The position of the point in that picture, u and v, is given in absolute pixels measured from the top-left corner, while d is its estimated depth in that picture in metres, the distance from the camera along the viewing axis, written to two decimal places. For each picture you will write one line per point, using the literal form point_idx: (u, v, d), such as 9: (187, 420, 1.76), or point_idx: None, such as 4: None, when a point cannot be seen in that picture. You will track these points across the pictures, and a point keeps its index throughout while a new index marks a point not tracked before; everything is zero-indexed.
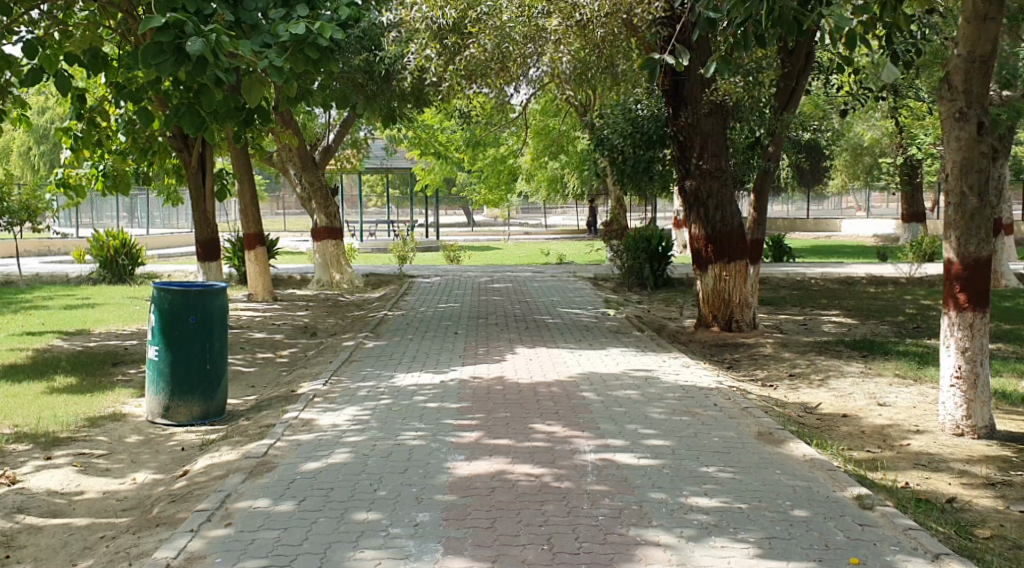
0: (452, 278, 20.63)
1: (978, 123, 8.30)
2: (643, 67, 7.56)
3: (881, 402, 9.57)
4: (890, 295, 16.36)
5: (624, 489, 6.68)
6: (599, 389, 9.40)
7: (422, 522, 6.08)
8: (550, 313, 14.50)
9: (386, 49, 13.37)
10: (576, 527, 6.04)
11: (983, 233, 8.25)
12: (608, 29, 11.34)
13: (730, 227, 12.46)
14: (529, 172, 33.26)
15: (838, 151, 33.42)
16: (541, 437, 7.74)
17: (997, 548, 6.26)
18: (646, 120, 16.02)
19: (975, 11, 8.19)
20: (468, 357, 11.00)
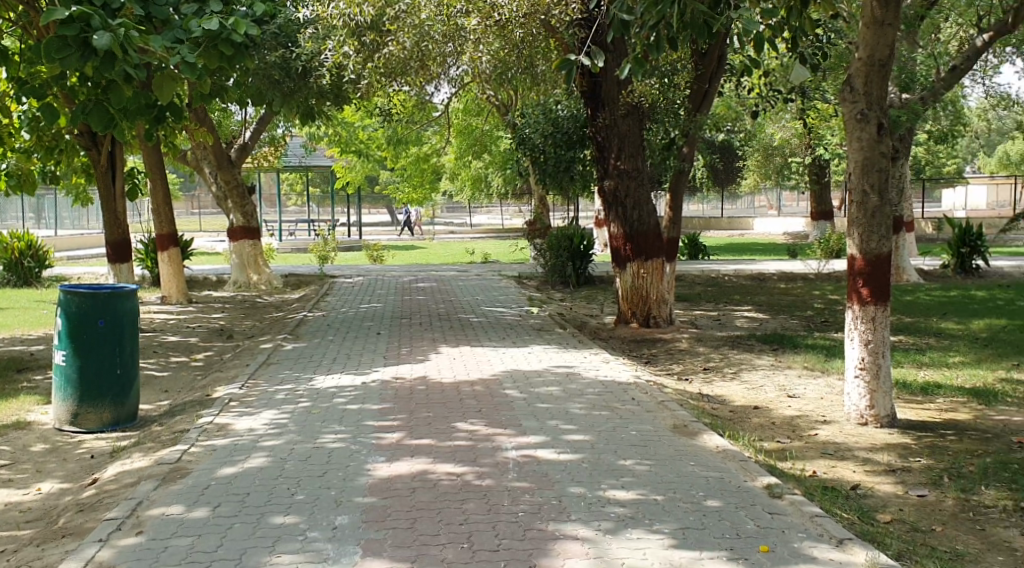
0: (373, 278, 20.55)
1: (878, 125, 8.65)
2: (559, 68, 7.68)
3: (791, 394, 9.89)
4: (799, 291, 16.79)
5: (544, 485, 6.84)
6: (522, 386, 9.55)
7: (340, 525, 6.15)
8: (474, 313, 14.58)
9: (303, 46, 13.26)
10: (496, 524, 6.17)
11: (885, 230, 8.65)
12: (527, 29, 11.31)
13: (647, 226, 12.56)
14: (451, 172, 33.34)
15: (750, 151, 34.02)
16: (462, 436, 7.85)
17: (897, 532, 6.58)
18: (567, 120, 16.07)
19: (874, 16, 8.52)
20: (391, 358, 11.06)
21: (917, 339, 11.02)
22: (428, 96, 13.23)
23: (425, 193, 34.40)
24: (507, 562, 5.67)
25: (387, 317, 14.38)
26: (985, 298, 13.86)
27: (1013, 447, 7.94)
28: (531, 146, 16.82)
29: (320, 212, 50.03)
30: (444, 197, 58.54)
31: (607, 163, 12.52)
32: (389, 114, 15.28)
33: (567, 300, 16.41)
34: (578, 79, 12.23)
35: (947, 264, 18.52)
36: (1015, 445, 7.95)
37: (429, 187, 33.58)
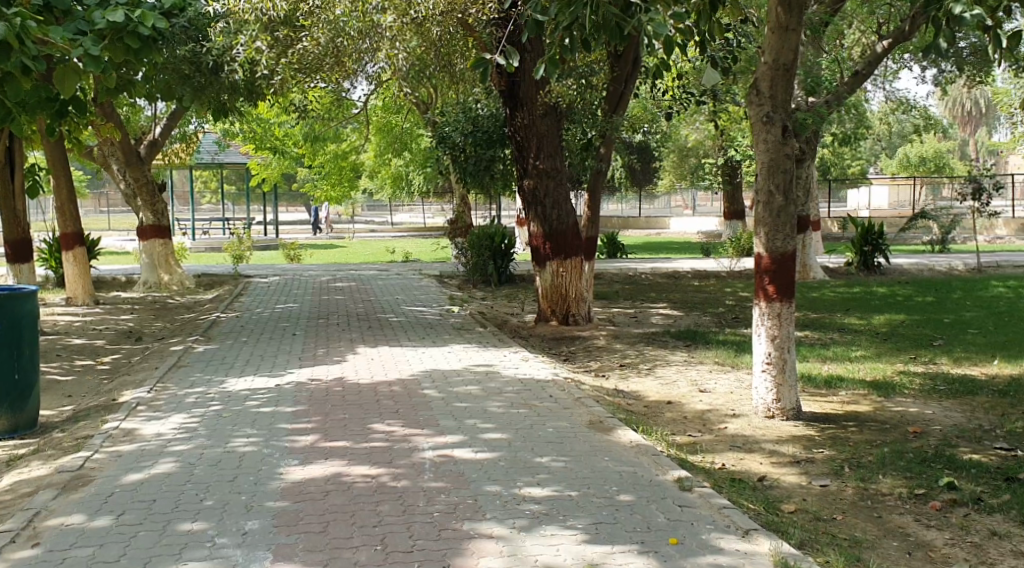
0: (290, 278, 20.47)
1: (783, 127, 8.93)
2: (473, 67, 7.65)
3: (703, 388, 10.16)
4: (712, 288, 17.16)
5: (460, 484, 6.96)
6: (440, 385, 9.66)
7: (250, 530, 6.19)
8: (393, 312, 14.65)
9: (213, 41, 13.04)
10: (410, 525, 6.28)
11: (789, 230, 8.95)
12: (444, 28, 11.51)
13: (565, 225, 12.75)
14: (371, 169, 33.27)
15: (666, 152, 34.62)
16: (379, 437, 7.94)
17: (801, 522, 6.84)
18: (486, 120, 16.25)
19: (778, 22, 8.72)
20: (307, 359, 11.08)
21: (822, 334, 11.38)
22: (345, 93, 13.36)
23: (344, 191, 34.30)
24: (420, 562, 5.79)
25: (304, 317, 14.37)
26: (887, 294, 14.36)
27: (908, 436, 8.22)
28: (451, 145, 16.91)
29: (239, 210, 49.53)
30: (364, 195, 58.41)
31: (527, 163, 12.66)
32: (306, 110, 15.24)
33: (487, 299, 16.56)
34: (496, 79, 12.32)
35: (851, 261, 19.14)
36: (910, 435, 8.23)
37: (349, 184, 33.48)
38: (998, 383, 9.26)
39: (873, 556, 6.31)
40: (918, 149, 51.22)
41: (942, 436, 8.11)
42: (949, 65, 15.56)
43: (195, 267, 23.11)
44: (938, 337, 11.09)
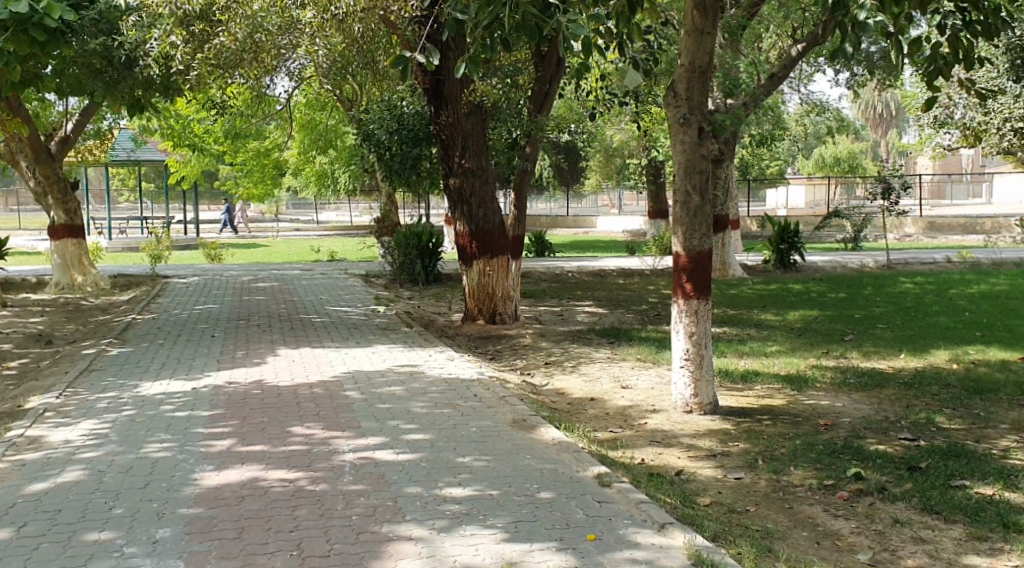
0: (210, 278, 20.28)
1: (699, 128, 9.08)
2: (393, 64, 7.21)
3: (625, 385, 10.32)
4: (636, 286, 17.41)
5: (380, 486, 7.01)
6: (363, 387, 9.69)
7: (161, 538, 6.19)
8: (316, 313, 14.64)
9: (125, 34, 12.70)
10: (328, 529, 6.32)
11: (705, 230, 9.14)
12: (365, 24, 11.24)
13: (491, 224, 12.71)
14: (295, 167, 33.03)
15: (592, 152, 34.93)
16: (298, 440, 7.96)
17: (715, 514, 7.00)
18: (411, 118, 16.31)
19: (694, 25, 8.88)
20: (226, 361, 11.02)
21: (740, 330, 11.63)
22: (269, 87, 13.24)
23: (267, 188, 34.02)
24: None
25: (224, 319, 14.28)
26: (801, 290, 14.73)
27: (820, 428, 8.43)
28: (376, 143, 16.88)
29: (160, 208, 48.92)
30: (288, 192, 58.07)
31: (452, 161, 12.48)
32: (227, 106, 15.17)
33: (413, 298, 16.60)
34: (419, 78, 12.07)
35: (768, 259, 19.56)
36: (821, 427, 8.43)
37: (272, 182, 33.26)
38: (905, 376, 9.58)
39: (784, 544, 6.46)
40: (834, 150, 52.61)
41: (852, 428, 8.33)
42: (861, 69, 15.97)
43: (110, 267, 22.93)
44: (849, 332, 11.41)
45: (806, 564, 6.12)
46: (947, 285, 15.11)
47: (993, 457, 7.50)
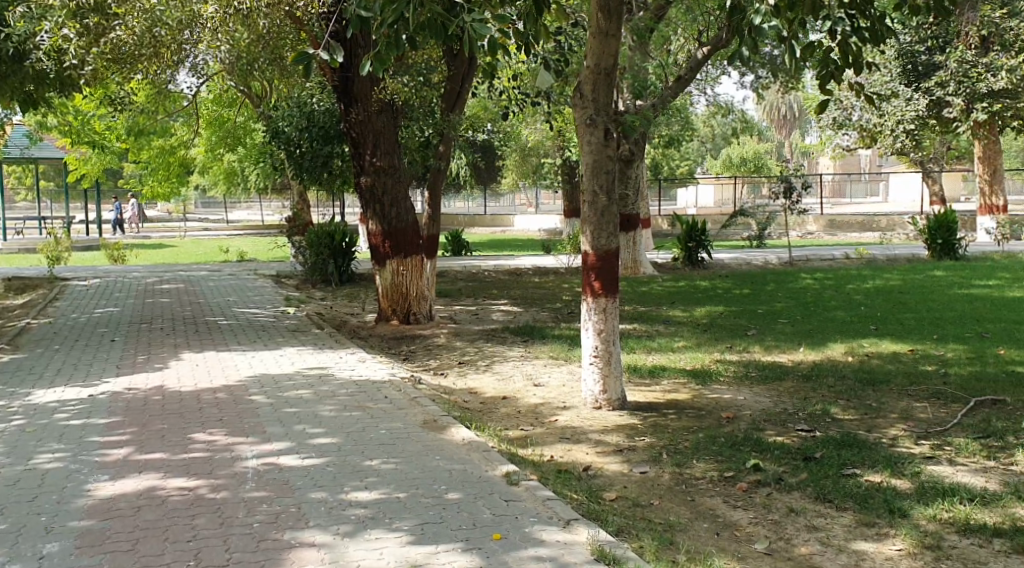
0: (113, 280, 19.91)
1: (605, 129, 9.09)
2: (296, 61, 6.83)
3: (537, 382, 10.42)
4: (550, 284, 17.59)
5: (284, 492, 7.00)
6: (269, 391, 9.63)
7: (49, 554, 6.11)
8: (224, 315, 14.49)
9: (13, 26, 12.10)
10: (228, 537, 6.29)
11: (613, 228, 9.18)
12: (271, 19, 11.47)
13: (403, 222, 12.68)
14: (203, 165, 32.59)
15: (509, 151, 35.18)
16: (199, 447, 7.89)
17: (620, 509, 7.11)
18: (322, 116, 15.99)
19: (599, 27, 8.90)
20: (126, 367, 10.83)
21: (649, 326, 11.83)
22: (172, 80, 12.96)
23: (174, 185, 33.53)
24: None
25: (126, 322, 14.03)
26: (708, 287, 15.03)
27: (722, 421, 8.62)
28: (285, 138, 16.78)
29: (64, 208, 47.86)
30: (197, 190, 57.28)
31: (363, 160, 12.36)
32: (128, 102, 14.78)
33: (326, 299, 16.52)
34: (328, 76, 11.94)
35: (678, 256, 19.89)
36: (723, 420, 8.63)
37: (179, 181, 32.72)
38: (804, 369, 9.85)
39: (685, 537, 6.59)
40: (740, 150, 53.88)
41: (752, 420, 8.54)
42: (766, 72, 16.40)
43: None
44: (752, 326, 11.71)
45: (704, 556, 6.26)
46: (845, 281, 15.60)
47: (884, 445, 7.76)
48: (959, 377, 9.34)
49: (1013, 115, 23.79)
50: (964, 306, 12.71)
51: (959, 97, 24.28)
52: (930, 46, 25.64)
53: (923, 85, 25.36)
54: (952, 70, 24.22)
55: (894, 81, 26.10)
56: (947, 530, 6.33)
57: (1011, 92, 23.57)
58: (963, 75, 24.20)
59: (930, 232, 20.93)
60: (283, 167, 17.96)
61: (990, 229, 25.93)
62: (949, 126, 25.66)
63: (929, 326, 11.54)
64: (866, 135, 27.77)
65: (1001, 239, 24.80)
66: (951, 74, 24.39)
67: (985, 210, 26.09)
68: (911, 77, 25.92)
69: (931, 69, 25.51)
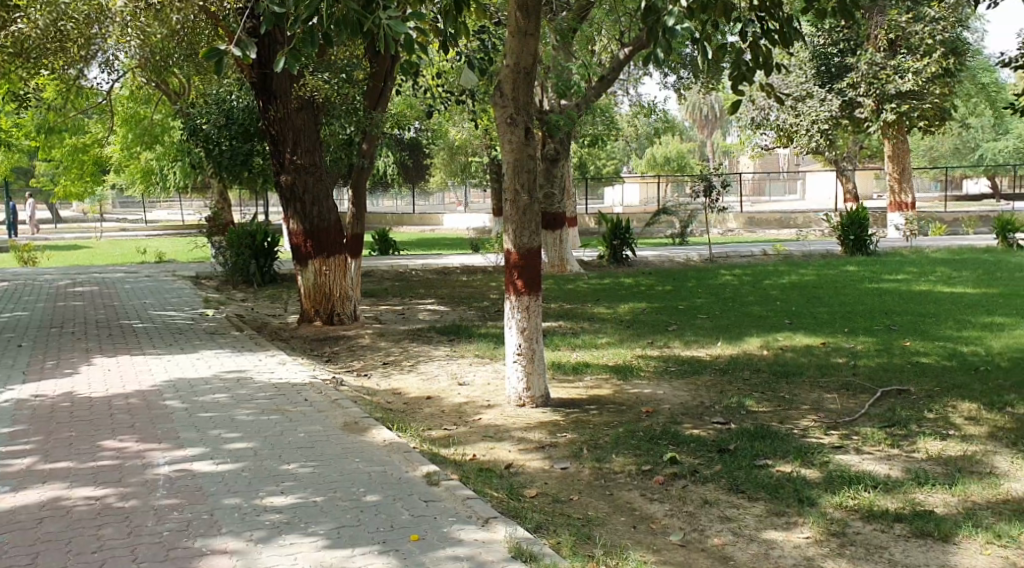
0: (24, 282, 19.50)
1: (525, 128, 9.15)
2: (207, 57, 6.78)
3: (461, 382, 10.44)
4: (478, 283, 17.63)
5: (196, 499, 6.94)
6: (184, 396, 9.52)
7: None
8: (139, 318, 14.29)
9: None
10: (136, 547, 6.23)
11: (534, 227, 9.20)
12: (183, 15, 11.07)
13: (326, 221, 12.60)
14: (118, 163, 32.11)
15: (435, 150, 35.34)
16: (108, 455, 7.79)
17: (540, 505, 7.16)
18: (240, 112, 15.60)
19: (517, 26, 8.96)
20: (33, 373, 10.62)
21: (574, 323, 11.94)
22: (83, 78, 12.81)
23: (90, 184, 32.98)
24: None
25: (36, 327, 13.75)
26: (632, 283, 15.21)
27: (642, 416, 8.72)
28: (203, 136, 16.14)
29: None
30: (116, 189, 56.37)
31: (283, 158, 12.34)
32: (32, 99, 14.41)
33: (247, 300, 16.38)
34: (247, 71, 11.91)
35: (604, 254, 20.05)
36: (643, 415, 8.74)
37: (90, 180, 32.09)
38: (722, 363, 10.03)
39: (602, 531, 6.67)
40: (663, 150, 54.67)
41: (671, 415, 8.67)
42: (686, 73, 16.68)
43: None
44: (673, 322, 11.87)
45: (620, 550, 6.34)
46: (764, 276, 15.93)
47: (795, 436, 7.93)
48: (868, 368, 9.58)
49: (919, 116, 24.57)
50: (874, 300, 13.04)
51: (869, 98, 25.00)
52: (842, 48, 26.40)
53: (835, 86, 26.10)
54: (862, 72, 25.00)
55: (809, 82, 26.90)
56: (852, 517, 6.50)
57: (917, 93, 24.42)
58: (872, 77, 24.98)
59: (844, 228, 21.35)
60: (199, 165, 17.62)
61: (899, 225, 26.49)
62: (860, 126, 26.31)
63: (842, 319, 11.82)
64: (781, 136, 28.26)
65: (910, 235, 25.38)
66: (861, 75, 25.15)
67: (895, 206, 26.35)
68: (825, 78, 26.72)
69: (843, 71, 26.39)
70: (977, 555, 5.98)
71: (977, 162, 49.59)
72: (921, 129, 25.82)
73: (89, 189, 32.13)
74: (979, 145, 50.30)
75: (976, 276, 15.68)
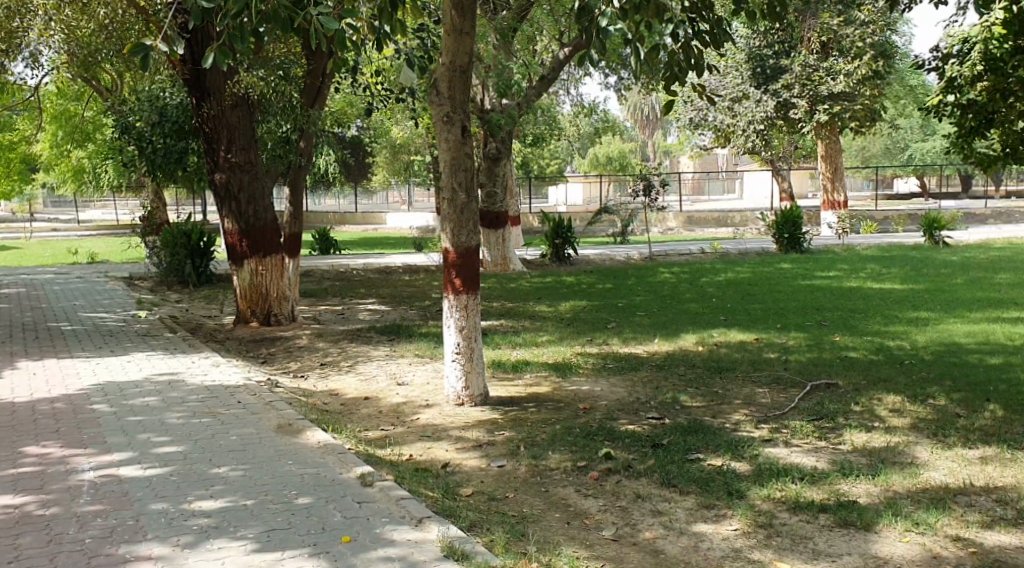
0: None
1: (462, 127, 9.15)
2: (133, 53, 6.62)
3: (400, 382, 10.41)
4: (420, 282, 17.63)
5: (122, 505, 6.85)
6: (113, 399, 9.40)
7: None
8: (69, 320, 14.09)
9: None
10: (56, 555, 6.14)
11: (471, 227, 9.21)
12: (111, 9, 11.25)
13: (262, 221, 12.52)
14: (49, 160, 31.72)
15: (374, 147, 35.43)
16: (31, 461, 7.67)
17: (475, 504, 7.15)
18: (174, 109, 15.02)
19: (453, 25, 8.95)
20: None
21: (516, 322, 11.97)
22: (5, 64, 13.00)
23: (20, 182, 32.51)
24: None
25: None
26: (572, 281, 15.30)
27: (579, 413, 8.76)
28: (137, 135, 15.51)
29: None
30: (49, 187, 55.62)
31: (216, 156, 12.27)
32: None
33: (182, 301, 16.22)
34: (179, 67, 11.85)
35: (546, 252, 20.10)
36: (580, 412, 8.78)
37: (17, 176, 31.54)
38: (659, 359, 10.11)
39: (536, 528, 6.68)
40: (605, 149, 55.18)
41: (607, 411, 8.72)
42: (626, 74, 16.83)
43: None
44: (612, 320, 11.95)
45: (553, 546, 6.35)
46: (701, 273, 16.13)
47: (727, 430, 8.01)
48: (799, 363, 9.72)
49: (851, 117, 25.25)
50: (806, 296, 13.25)
51: (803, 98, 25.53)
52: (776, 50, 26.71)
53: (770, 87, 26.41)
54: (796, 73, 25.59)
55: (745, 83, 27.01)
56: (779, 508, 6.57)
57: (848, 94, 25.06)
58: (806, 78, 25.57)
59: (778, 227, 21.59)
60: (130, 165, 16.86)
61: (832, 225, 26.61)
62: (794, 126, 26.89)
63: (774, 315, 11.99)
64: (718, 136, 28.62)
65: (844, 230, 25.34)
66: (795, 77, 25.72)
67: (827, 206, 27.27)
68: (760, 80, 26.92)
69: (777, 73, 26.61)
70: (896, 543, 6.08)
71: (908, 161, 50.70)
72: (853, 130, 26.29)
73: (16, 184, 31.70)
74: (909, 145, 51.47)
75: (903, 272, 16.00)
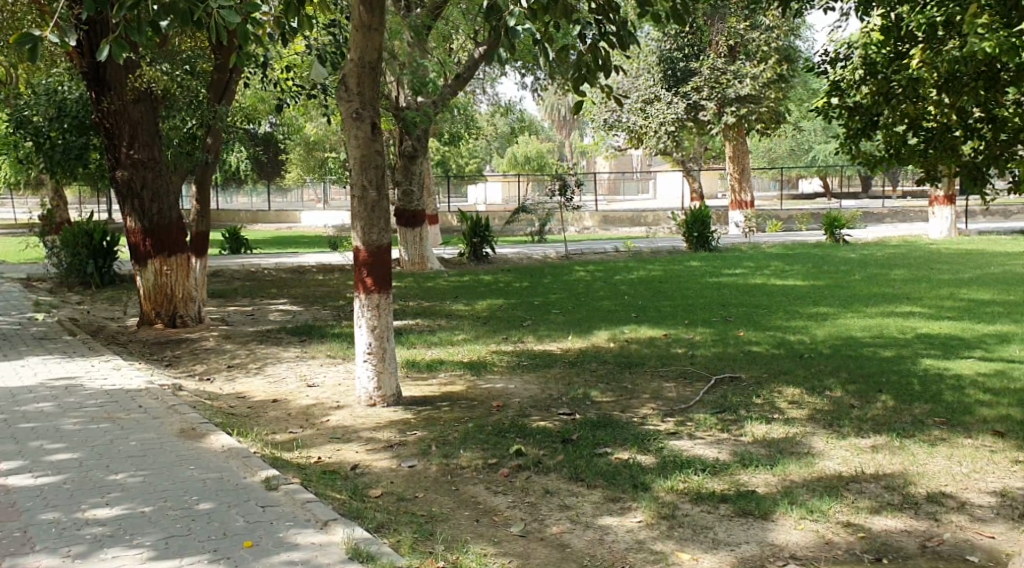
0: None
1: (372, 124, 9.05)
2: (19, 42, 6.26)
3: (311, 383, 10.26)
4: (334, 282, 17.47)
5: (10, 516, 6.63)
6: (5, 405, 9.11)
7: None
8: None
9: None
10: None
11: (381, 225, 9.12)
12: None
13: (165, 220, 12.29)
14: None
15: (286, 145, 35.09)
16: None
17: (384, 504, 7.05)
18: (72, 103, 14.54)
19: (360, 21, 8.83)
20: None
21: (430, 321, 11.90)
22: None
23: None
24: None
25: None
26: (488, 280, 15.29)
27: (491, 411, 8.71)
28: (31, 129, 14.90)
29: None
30: None
31: (118, 153, 11.98)
32: None
33: (84, 303, 15.84)
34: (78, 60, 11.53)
35: (464, 251, 20.05)
36: (493, 409, 8.73)
37: None
38: (571, 356, 10.12)
39: (444, 527, 6.60)
40: (523, 150, 55.40)
41: (519, 408, 8.68)
42: (539, 74, 16.90)
43: None
44: (527, 317, 11.94)
45: (460, 544, 6.28)
46: (613, 271, 16.26)
47: (634, 424, 8.03)
48: (705, 357, 9.81)
49: (756, 119, 25.72)
50: (712, 292, 13.41)
51: (712, 101, 25.80)
52: (686, 53, 27.19)
53: (680, 89, 26.68)
54: (704, 76, 25.93)
55: (656, 85, 27.28)
56: (682, 500, 6.60)
57: (754, 98, 25.53)
58: (714, 81, 25.90)
59: (687, 226, 21.81)
60: (27, 161, 16.33)
61: (739, 224, 27.45)
62: (703, 129, 27.30)
63: (681, 311, 12.11)
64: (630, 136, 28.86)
65: (746, 231, 26.36)
66: (703, 80, 25.99)
67: (736, 205, 27.45)
68: (670, 82, 27.25)
69: (688, 75, 27.04)
70: (792, 531, 6.14)
71: (815, 163, 51.92)
72: (760, 131, 26.75)
73: None
74: (814, 147, 52.70)
75: (805, 268, 16.32)
